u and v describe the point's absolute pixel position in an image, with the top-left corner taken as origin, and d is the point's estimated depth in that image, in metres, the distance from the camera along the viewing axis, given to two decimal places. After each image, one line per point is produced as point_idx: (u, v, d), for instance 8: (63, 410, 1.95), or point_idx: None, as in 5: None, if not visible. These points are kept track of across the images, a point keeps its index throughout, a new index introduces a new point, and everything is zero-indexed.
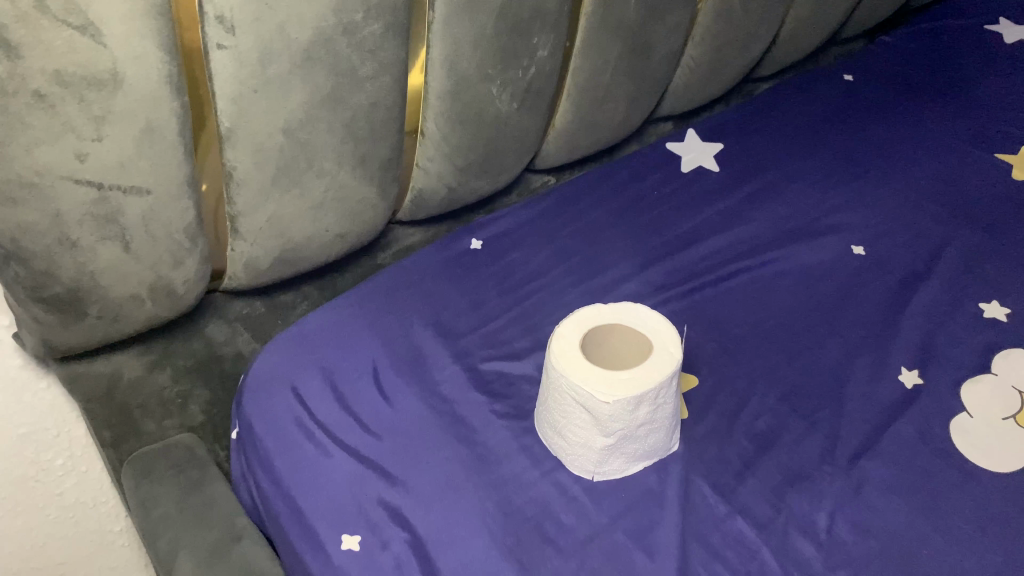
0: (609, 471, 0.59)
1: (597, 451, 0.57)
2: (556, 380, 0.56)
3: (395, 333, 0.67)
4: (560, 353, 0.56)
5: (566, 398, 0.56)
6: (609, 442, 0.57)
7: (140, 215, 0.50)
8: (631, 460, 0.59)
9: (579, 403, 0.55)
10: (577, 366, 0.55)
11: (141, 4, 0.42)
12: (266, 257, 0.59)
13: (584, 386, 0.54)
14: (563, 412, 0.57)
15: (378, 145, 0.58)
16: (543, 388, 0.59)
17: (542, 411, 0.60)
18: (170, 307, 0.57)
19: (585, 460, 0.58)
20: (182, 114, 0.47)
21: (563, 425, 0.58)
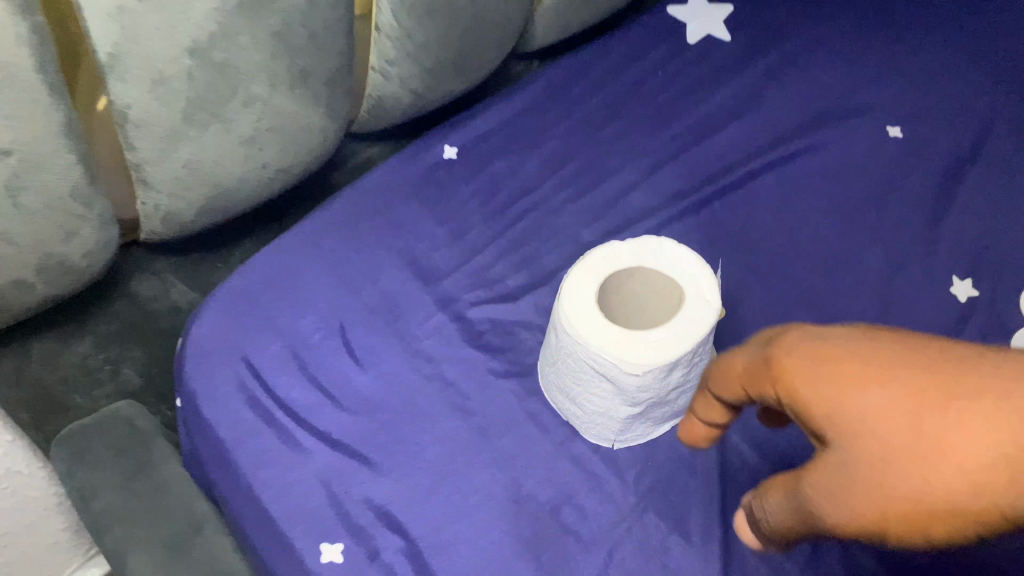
0: (633, 438, 0.49)
1: (619, 421, 0.47)
2: (568, 344, 0.45)
3: (361, 278, 0.55)
4: (573, 311, 0.45)
5: (581, 364, 0.46)
6: (635, 411, 0.47)
7: (4, 184, 0.36)
8: (657, 423, 0.49)
9: (599, 372, 0.45)
10: (596, 327, 0.44)
11: None
12: (190, 207, 0.46)
13: (607, 354, 0.44)
14: (578, 379, 0.47)
15: (322, 54, 0.44)
16: (550, 347, 0.48)
17: (549, 373, 0.50)
18: (71, 283, 0.44)
19: (604, 429, 0.48)
20: (40, 41, 0.33)
21: (577, 393, 0.48)
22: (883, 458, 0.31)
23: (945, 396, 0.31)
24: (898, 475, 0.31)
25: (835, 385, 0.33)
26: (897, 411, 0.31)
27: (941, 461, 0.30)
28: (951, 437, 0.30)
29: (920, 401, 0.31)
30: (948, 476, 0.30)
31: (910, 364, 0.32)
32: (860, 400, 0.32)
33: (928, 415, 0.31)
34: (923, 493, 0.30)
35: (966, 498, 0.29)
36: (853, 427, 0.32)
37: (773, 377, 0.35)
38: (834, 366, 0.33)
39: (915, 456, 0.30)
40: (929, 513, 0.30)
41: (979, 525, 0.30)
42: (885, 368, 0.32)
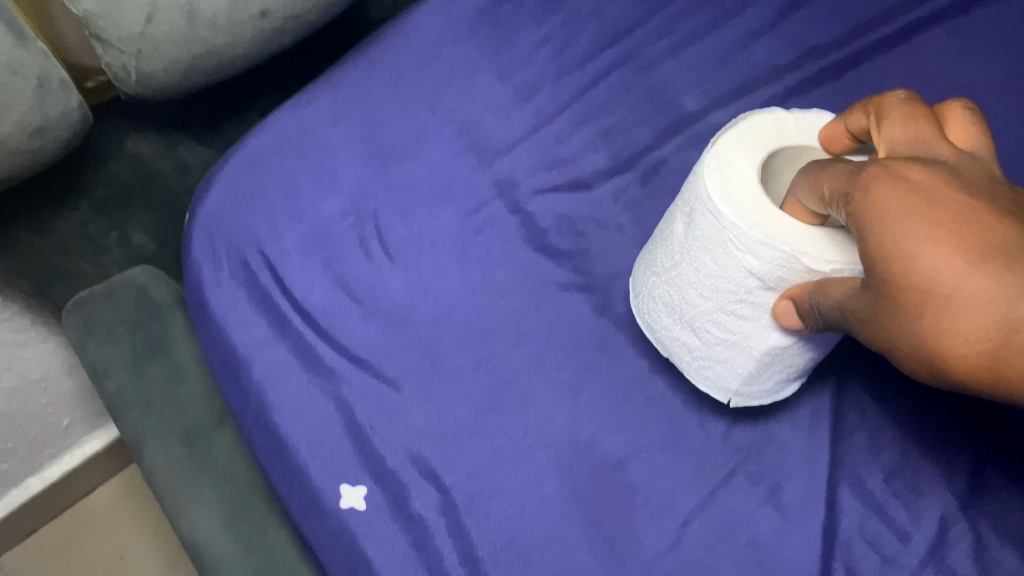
0: (764, 391, 0.37)
1: (755, 360, 0.35)
2: (714, 236, 0.32)
3: (402, 151, 0.44)
4: (726, 190, 0.31)
5: (728, 264, 0.32)
6: (780, 348, 0.34)
7: None
8: (792, 380, 0.37)
9: (756, 276, 0.31)
10: (766, 214, 0.30)
11: None
12: (171, 77, 0.37)
13: (782, 245, 0.30)
14: (714, 293, 0.33)
15: None
16: (675, 250, 0.35)
17: (657, 285, 0.37)
18: (27, 156, 0.35)
19: (732, 367, 0.36)
20: None
21: (700, 315, 0.35)
22: (913, 305, 0.25)
23: (1000, 254, 0.23)
24: (924, 329, 0.25)
25: (885, 211, 0.25)
26: (945, 256, 0.24)
27: (971, 326, 0.24)
28: (995, 304, 0.23)
29: (971, 252, 0.24)
30: (972, 340, 0.24)
31: (982, 207, 0.24)
32: (905, 236, 0.25)
33: (972, 274, 0.23)
34: (942, 353, 0.24)
35: (987, 362, 0.24)
36: (888, 263, 0.25)
37: (842, 190, 0.28)
38: (898, 175, 0.26)
39: (944, 313, 0.24)
40: (950, 369, 0.25)
41: (981, 388, 0.25)
42: (956, 201, 0.24)
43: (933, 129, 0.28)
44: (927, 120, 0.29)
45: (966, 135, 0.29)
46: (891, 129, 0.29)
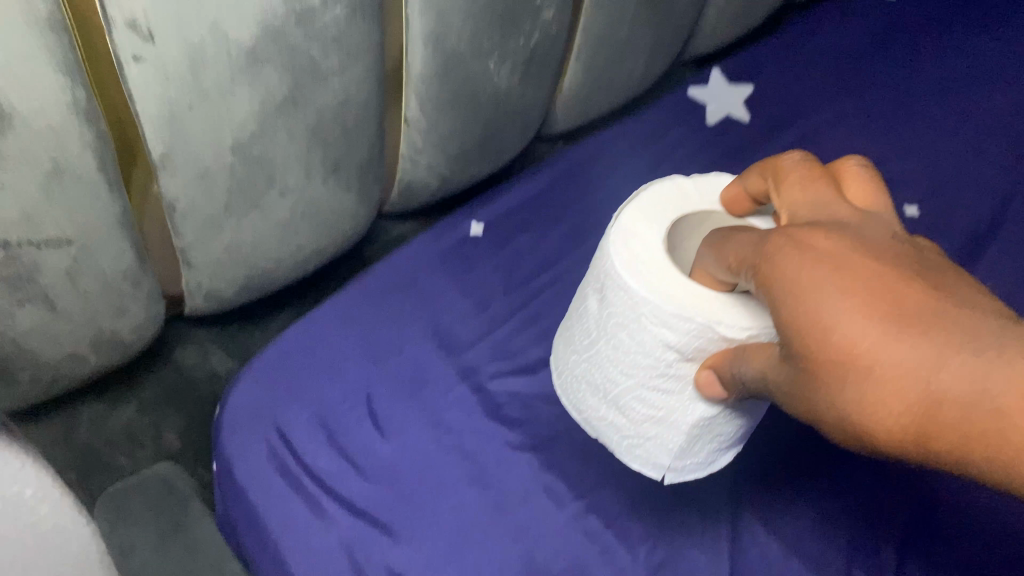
0: (694, 466, 0.44)
1: (683, 434, 0.41)
2: (629, 312, 0.38)
3: (389, 351, 0.58)
4: (634, 265, 0.38)
5: (644, 338, 0.38)
6: (704, 421, 0.40)
7: (64, 271, 0.40)
8: (718, 450, 0.44)
9: (672, 348, 0.37)
10: (673, 289, 0.37)
11: (23, 17, 0.32)
12: (228, 284, 0.50)
13: (691, 316, 0.36)
14: (635, 370, 0.40)
15: (353, 148, 0.48)
16: (598, 329, 0.41)
17: (583, 365, 0.44)
18: (120, 355, 0.48)
19: (665, 441, 0.42)
20: (99, 145, 0.38)
21: (626, 393, 0.41)
22: (836, 375, 0.30)
23: (912, 326, 0.29)
24: (851, 398, 0.29)
25: (799, 283, 0.31)
26: (864, 327, 0.29)
27: (894, 393, 0.28)
28: (916, 373, 0.28)
29: (888, 325, 0.29)
30: (899, 408, 0.28)
31: (889, 281, 0.30)
32: (824, 306, 0.30)
33: (890, 344, 0.28)
34: (873, 419, 0.29)
35: (910, 428, 0.29)
36: (806, 334, 0.30)
37: (750, 257, 0.34)
38: (806, 252, 0.31)
39: (870, 380, 0.29)
40: (875, 437, 0.29)
41: (908, 455, 0.29)
42: (862, 276, 0.30)
43: (829, 184, 0.36)
44: (823, 178, 0.37)
45: (862, 188, 0.37)
46: (790, 192, 0.37)
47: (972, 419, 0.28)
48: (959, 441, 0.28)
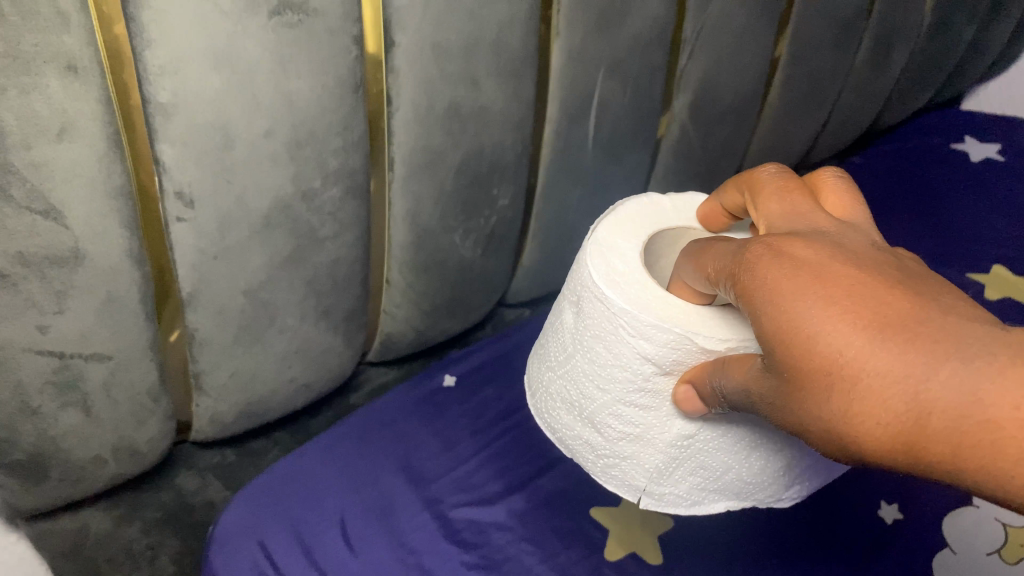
0: (669, 493, 0.50)
1: (662, 453, 0.49)
2: (609, 323, 0.45)
3: (365, 480, 0.67)
4: (613, 284, 0.46)
5: (623, 351, 0.45)
6: (682, 442, 0.48)
7: (101, 381, 0.51)
8: (696, 485, 0.50)
9: (651, 360, 0.45)
10: (647, 303, 0.45)
11: (102, 186, 0.45)
12: (231, 409, 0.60)
13: (667, 325, 0.43)
14: (612, 386, 0.47)
15: (341, 299, 0.60)
16: (578, 345, 0.49)
17: (557, 381, 0.52)
18: (134, 465, 0.57)
19: (644, 460, 0.49)
20: (142, 284, 0.50)
21: (602, 410, 0.49)
22: (824, 383, 0.35)
23: (896, 339, 0.34)
24: (841, 406, 0.35)
25: (783, 296, 0.37)
26: (849, 339, 0.34)
27: (880, 401, 0.33)
28: (904, 382, 0.33)
29: (872, 336, 0.34)
30: (888, 413, 0.33)
31: (867, 296, 0.36)
32: (807, 317, 0.36)
33: (875, 355, 0.34)
34: (865, 423, 0.34)
35: (901, 436, 0.33)
36: (792, 344, 0.36)
37: (729, 270, 0.42)
38: (790, 268, 0.38)
39: (858, 386, 0.34)
40: (867, 443, 0.34)
41: (896, 460, 0.34)
42: (845, 292, 0.36)
43: (805, 192, 0.46)
44: (800, 187, 0.47)
45: (838, 200, 0.46)
46: (769, 199, 0.47)
47: (958, 429, 0.32)
48: (949, 449, 0.32)
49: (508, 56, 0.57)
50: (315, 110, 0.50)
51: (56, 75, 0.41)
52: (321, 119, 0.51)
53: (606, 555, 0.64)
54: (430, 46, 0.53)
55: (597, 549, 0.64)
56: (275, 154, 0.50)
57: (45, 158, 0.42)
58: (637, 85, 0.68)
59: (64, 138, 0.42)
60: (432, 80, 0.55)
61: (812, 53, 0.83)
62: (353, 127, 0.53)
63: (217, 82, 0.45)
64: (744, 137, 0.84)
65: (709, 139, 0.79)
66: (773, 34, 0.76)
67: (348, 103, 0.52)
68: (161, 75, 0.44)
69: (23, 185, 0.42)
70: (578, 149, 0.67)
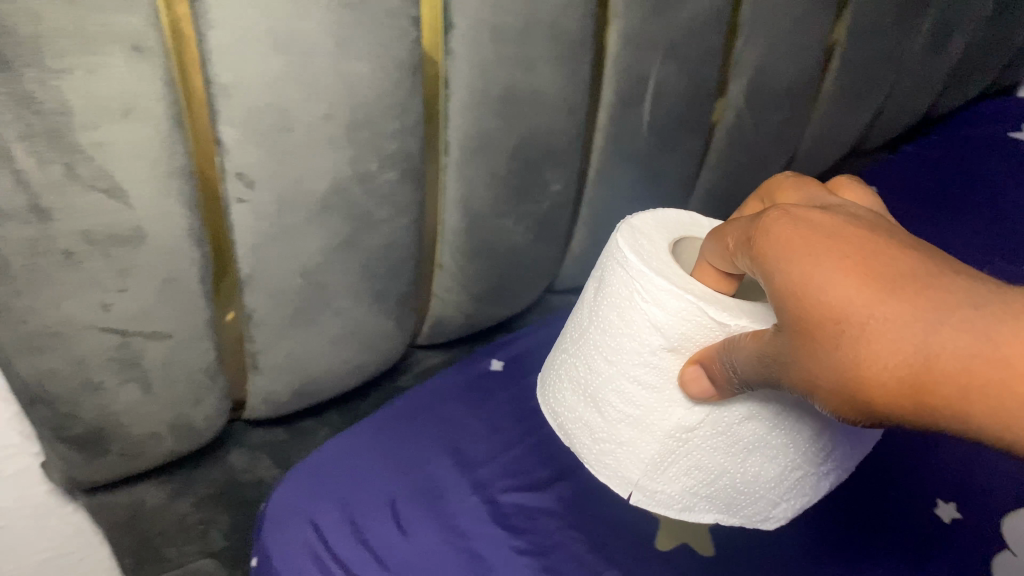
0: (658, 491, 0.50)
1: (655, 443, 0.49)
2: (626, 290, 0.46)
3: (412, 463, 0.68)
4: (635, 252, 0.47)
5: (635, 317, 0.46)
6: (676, 435, 0.48)
7: (162, 359, 0.52)
8: (685, 486, 0.50)
9: (660, 331, 0.45)
10: (666, 272, 0.45)
11: (164, 166, 0.45)
12: (286, 389, 0.60)
13: (680, 293, 0.44)
14: (620, 356, 0.48)
15: (395, 284, 0.60)
16: (594, 316, 0.50)
17: (569, 359, 0.53)
18: (191, 442, 0.58)
19: (639, 449, 0.49)
20: (203, 264, 0.50)
21: (607, 385, 0.50)
22: (832, 334, 0.36)
23: (904, 289, 0.35)
24: (847, 355, 0.36)
25: (796, 255, 0.39)
26: (859, 290, 0.36)
27: (887, 345, 0.35)
28: (913, 326, 0.34)
29: (880, 288, 0.36)
30: (896, 356, 0.34)
31: (878, 256, 0.37)
32: (819, 272, 0.37)
33: (883, 304, 0.35)
34: (874, 369, 0.35)
35: (907, 380, 0.34)
36: (803, 298, 0.37)
37: (746, 237, 0.43)
38: (806, 230, 0.40)
39: (868, 332, 0.35)
40: (877, 388, 0.35)
41: (904, 405, 0.35)
42: (856, 251, 0.38)
43: (818, 185, 0.48)
44: (814, 181, 0.48)
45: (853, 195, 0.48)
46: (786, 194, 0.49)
47: (966, 370, 0.33)
48: (957, 389, 0.33)
49: (566, 39, 0.57)
50: (373, 95, 0.50)
51: (122, 55, 0.41)
52: (379, 103, 0.51)
53: (656, 545, 0.65)
54: (488, 29, 0.53)
55: (648, 543, 0.65)
56: (335, 137, 0.50)
57: (111, 138, 0.43)
58: (695, 70, 0.66)
59: (129, 118, 0.43)
60: (489, 64, 0.54)
61: (871, 37, 0.81)
62: (410, 111, 0.53)
63: (280, 65, 0.45)
64: (799, 123, 0.82)
65: (763, 125, 0.78)
66: (831, 20, 0.75)
67: (406, 86, 0.52)
68: (225, 55, 0.44)
69: (89, 165, 0.43)
70: (633, 135, 0.67)
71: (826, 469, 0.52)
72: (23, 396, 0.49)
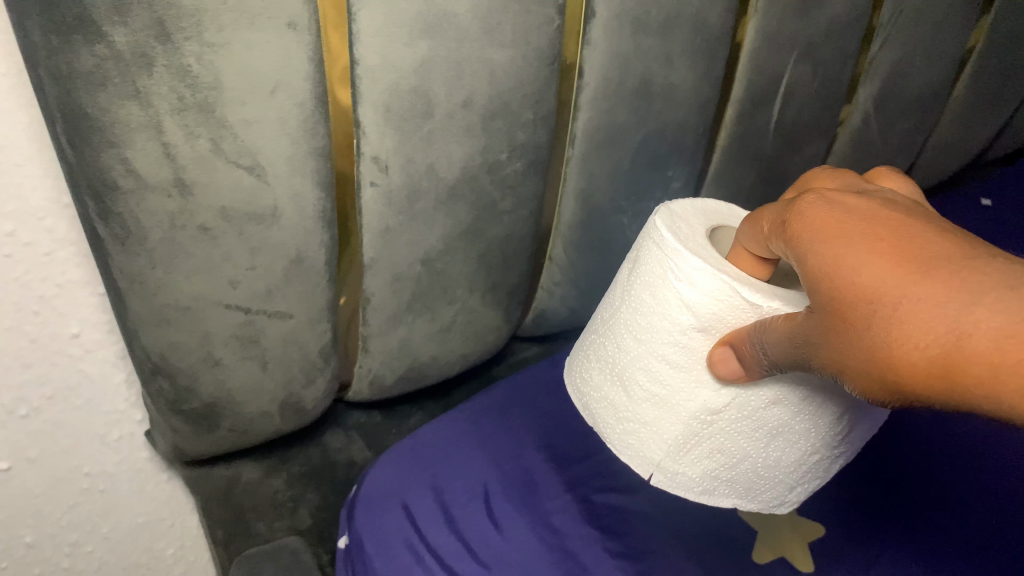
0: (680, 473, 0.46)
1: (683, 425, 0.44)
2: (659, 266, 0.42)
3: (506, 454, 0.67)
4: (671, 231, 0.42)
5: (665, 296, 0.42)
6: (704, 415, 0.44)
7: (280, 338, 0.51)
8: (709, 468, 0.46)
9: (691, 312, 0.41)
10: (700, 251, 0.41)
11: (305, 146, 0.45)
12: (391, 375, 0.60)
13: (716, 272, 0.39)
14: (647, 336, 0.43)
15: (508, 274, 0.59)
16: (622, 295, 0.46)
17: (594, 338, 0.49)
18: (296, 422, 0.58)
19: (664, 431, 0.45)
20: (329, 246, 0.50)
21: (631, 365, 0.45)
22: (864, 314, 0.34)
23: (936, 270, 0.33)
24: (880, 335, 0.33)
25: (830, 237, 0.36)
26: (893, 273, 0.34)
27: (918, 325, 0.32)
28: (946, 306, 0.32)
29: (914, 271, 0.33)
30: (930, 337, 0.32)
31: (913, 240, 0.35)
32: (850, 254, 0.35)
33: (915, 284, 0.33)
34: (903, 350, 0.33)
35: (938, 359, 0.32)
36: (833, 280, 0.35)
37: (780, 220, 0.40)
38: (840, 213, 0.37)
39: (901, 312, 0.33)
40: (905, 371, 0.33)
41: (935, 388, 0.32)
42: (890, 235, 0.35)
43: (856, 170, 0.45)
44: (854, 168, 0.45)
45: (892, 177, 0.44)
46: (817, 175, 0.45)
47: (999, 350, 0.31)
48: (988, 370, 0.31)
49: (704, 35, 0.55)
50: (512, 82, 0.49)
51: (277, 32, 0.40)
52: (517, 91, 0.49)
53: (754, 557, 0.62)
54: (630, 19, 0.51)
55: (745, 548, 0.63)
56: (469, 124, 0.49)
57: (258, 117, 0.42)
58: (828, 71, 0.64)
59: (277, 95, 0.42)
60: (626, 56, 0.52)
61: (1008, 44, 0.77)
62: (544, 101, 0.51)
63: (426, 48, 0.44)
64: (926, 129, 0.78)
65: (890, 130, 0.75)
66: (970, 25, 0.71)
67: (544, 76, 0.50)
68: (374, 36, 0.43)
69: (234, 141, 0.42)
70: (758, 135, 0.64)
71: (842, 455, 0.48)
72: (145, 366, 0.49)
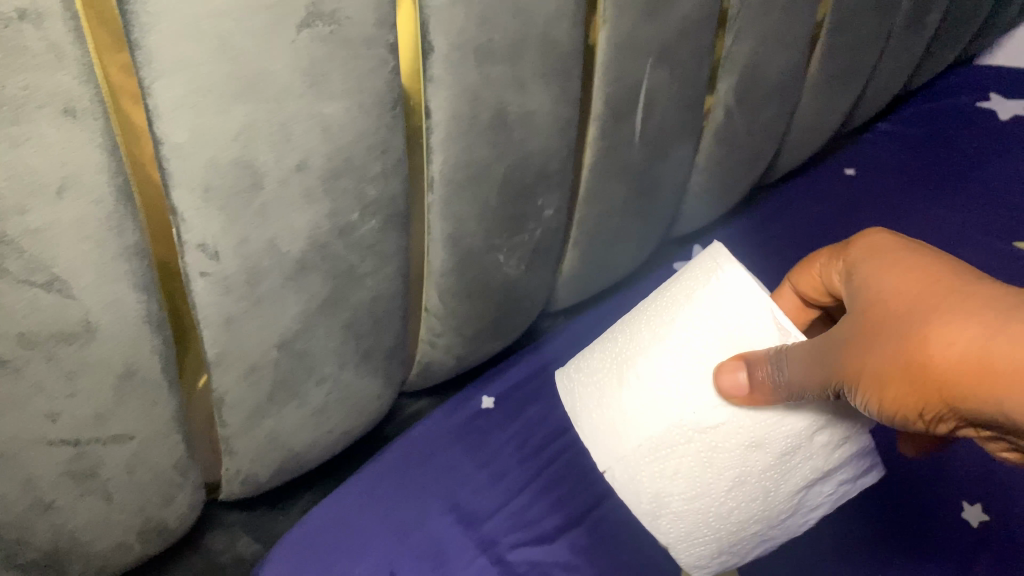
0: (638, 477, 0.46)
1: (664, 432, 0.44)
2: (704, 271, 0.45)
3: (411, 524, 0.61)
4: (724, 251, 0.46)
5: (703, 297, 0.44)
6: (688, 430, 0.43)
7: (124, 462, 0.44)
8: (664, 485, 0.45)
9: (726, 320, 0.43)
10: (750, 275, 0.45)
11: (114, 247, 0.37)
12: (265, 470, 0.53)
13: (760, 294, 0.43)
14: (666, 330, 0.45)
15: (382, 337, 0.54)
16: (654, 295, 0.48)
17: (605, 332, 0.50)
18: (161, 541, 0.51)
19: (644, 433, 0.44)
20: (164, 351, 0.43)
21: (637, 355, 0.46)
22: (905, 325, 0.37)
23: (969, 294, 0.37)
24: (918, 338, 0.36)
25: (883, 271, 0.42)
26: (936, 292, 0.38)
27: (955, 329, 0.35)
28: (976, 314, 0.35)
29: (953, 292, 0.37)
30: (959, 337, 0.35)
31: (959, 273, 0.39)
32: (898, 284, 0.40)
33: (949, 300, 0.37)
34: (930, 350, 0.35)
35: (964, 360, 0.34)
36: (885, 301, 0.39)
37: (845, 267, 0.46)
38: (901, 255, 0.42)
39: (936, 320, 0.36)
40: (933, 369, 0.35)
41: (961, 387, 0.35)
42: (941, 268, 0.40)
43: None
44: None
45: None
46: None
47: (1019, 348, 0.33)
48: (1006, 365, 0.33)
49: (555, 53, 0.50)
50: (351, 135, 0.43)
51: (50, 121, 0.33)
52: (359, 143, 0.44)
53: None
54: (473, 49, 0.46)
55: None
56: (310, 189, 0.43)
57: (47, 222, 0.35)
58: (686, 71, 0.61)
59: (66, 195, 0.35)
60: (475, 88, 0.47)
61: (856, 19, 0.76)
62: (392, 150, 0.46)
63: (243, 114, 0.38)
64: (788, 113, 0.77)
65: (753, 121, 0.73)
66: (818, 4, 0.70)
67: (386, 122, 0.45)
68: (175, 110, 0.36)
69: (20, 257, 0.35)
70: (625, 148, 0.61)
71: (772, 537, 0.49)
72: None
